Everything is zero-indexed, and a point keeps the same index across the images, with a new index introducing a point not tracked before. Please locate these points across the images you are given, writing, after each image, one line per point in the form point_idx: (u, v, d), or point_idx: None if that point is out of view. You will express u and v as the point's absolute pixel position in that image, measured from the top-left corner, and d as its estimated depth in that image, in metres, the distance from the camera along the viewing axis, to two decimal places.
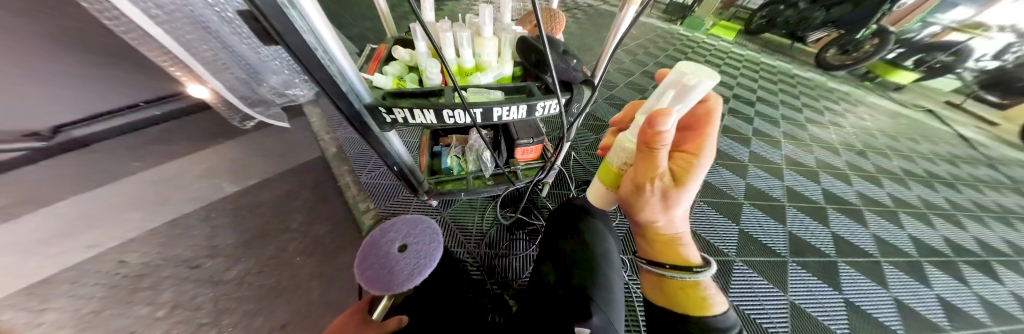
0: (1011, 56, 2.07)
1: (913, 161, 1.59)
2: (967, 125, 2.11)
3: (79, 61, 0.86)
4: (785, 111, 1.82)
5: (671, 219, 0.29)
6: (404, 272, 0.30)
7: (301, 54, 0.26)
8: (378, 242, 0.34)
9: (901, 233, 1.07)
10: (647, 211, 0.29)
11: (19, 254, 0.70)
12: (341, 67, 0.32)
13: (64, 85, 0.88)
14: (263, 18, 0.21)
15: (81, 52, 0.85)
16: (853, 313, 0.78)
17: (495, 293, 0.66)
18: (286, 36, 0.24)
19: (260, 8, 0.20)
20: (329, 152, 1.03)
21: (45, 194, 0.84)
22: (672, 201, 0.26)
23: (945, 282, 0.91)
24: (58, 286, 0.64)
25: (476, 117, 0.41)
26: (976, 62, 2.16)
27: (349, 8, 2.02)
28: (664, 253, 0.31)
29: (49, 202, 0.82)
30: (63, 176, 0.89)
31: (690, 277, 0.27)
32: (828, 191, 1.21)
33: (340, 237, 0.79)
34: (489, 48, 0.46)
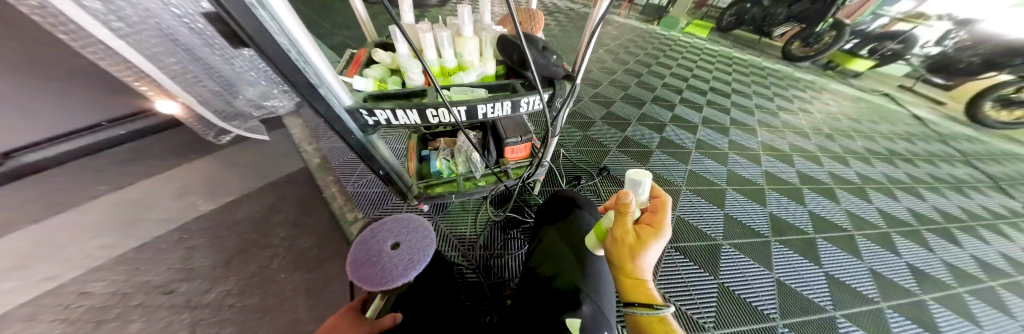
0: (951, 42, 2.23)
1: (875, 141, 1.71)
2: (919, 105, 2.31)
3: (33, 81, 0.81)
4: (758, 101, 1.93)
5: (642, 266, 0.30)
6: (398, 268, 0.29)
7: (274, 56, 0.26)
8: (368, 242, 0.33)
9: (871, 207, 1.15)
10: (619, 255, 0.31)
11: None
12: (317, 70, 0.31)
13: (16, 106, 0.82)
14: (231, 20, 0.21)
15: (31, 69, 0.79)
16: (834, 286, 0.82)
17: (493, 294, 0.65)
18: (256, 38, 0.23)
19: (226, 8, 0.19)
20: (313, 163, 1.00)
21: None
22: (640, 245, 0.29)
23: (912, 250, 0.98)
24: (7, 325, 0.59)
25: (460, 114, 0.42)
26: (920, 49, 2.34)
27: (329, 18, 1.99)
28: (629, 293, 0.29)
29: None
30: (15, 205, 0.81)
31: (654, 314, 0.26)
32: (802, 173, 1.28)
33: (327, 249, 0.76)
34: (470, 47, 0.46)
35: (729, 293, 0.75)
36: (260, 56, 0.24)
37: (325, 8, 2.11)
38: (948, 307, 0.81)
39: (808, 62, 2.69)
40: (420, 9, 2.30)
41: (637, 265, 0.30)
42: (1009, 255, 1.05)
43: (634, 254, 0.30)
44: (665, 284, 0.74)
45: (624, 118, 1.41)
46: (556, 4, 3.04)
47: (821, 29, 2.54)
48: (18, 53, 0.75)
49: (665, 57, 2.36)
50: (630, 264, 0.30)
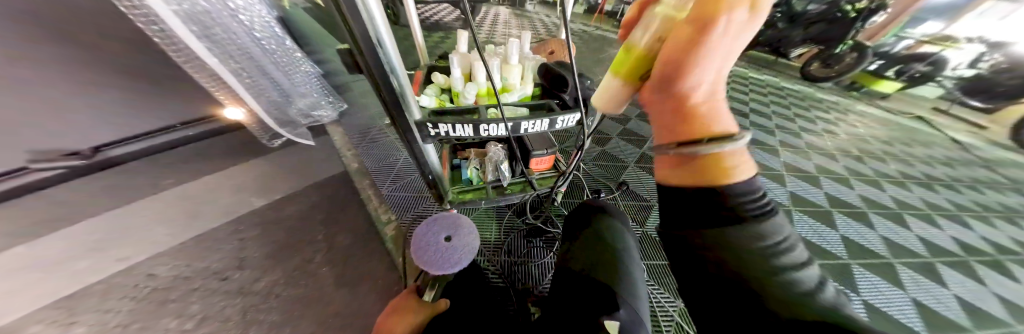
0: (985, 65, 2.18)
1: (910, 165, 1.64)
2: (957, 129, 2.19)
3: (135, 91, 0.97)
4: (778, 121, 1.91)
5: (714, 67, 0.19)
6: (452, 259, 0.41)
7: (378, 75, 0.34)
8: (426, 235, 0.43)
9: (910, 233, 1.09)
10: (680, 51, 0.19)
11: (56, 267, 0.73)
12: (403, 89, 0.39)
13: (119, 111, 0.97)
14: (355, 41, 0.29)
15: (132, 79, 0.94)
16: (872, 315, 0.78)
17: (518, 298, 0.68)
18: (368, 57, 0.31)
19: (353, 27, 0.28)
20: (351, 167, 1.09)
21: (83, 210, 0.89)
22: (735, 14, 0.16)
23: (960, 282, 0.92)
24: (90, 299, 0.68)
25: (507, 129, 0.48)
26: (953, 71, 2.27)
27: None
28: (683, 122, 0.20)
29: (86, 218, 0.86)
30: (100, 194, 0.94)
31: (724, 141, 0.17)
32: (830, 195, 1.24)
33: (364, 248, 0.81)
34: (515, 73, 0.54)
35: None
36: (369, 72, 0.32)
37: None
38: None
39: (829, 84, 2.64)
40: (447, 31, 2.53)
41: (709, 59, 0.18)
42: None
43: (716, 32, 0.17)
44: None
45: (641, 135, 1.45)
46: (571, 27, 3.23)
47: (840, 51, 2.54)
48: (128, 66, 0.91)
49: None
50: (694, 63, 0.18)
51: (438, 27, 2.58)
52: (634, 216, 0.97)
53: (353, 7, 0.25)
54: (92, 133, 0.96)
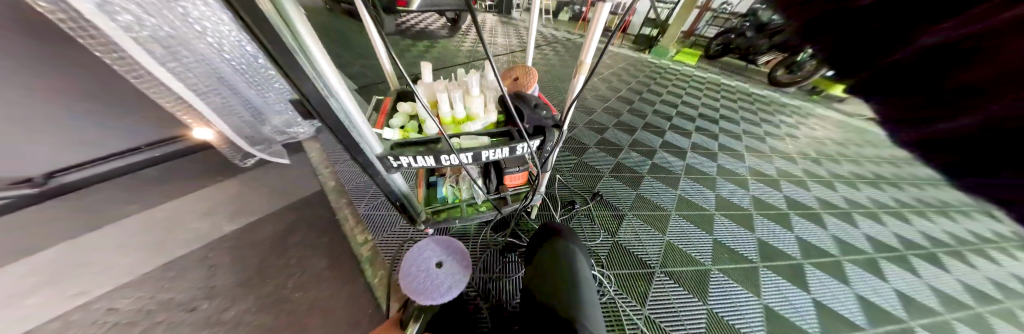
0: None
1: (861, 165, 1.79)
2: None
3: (101, 116, 0.91)
4: (745, 126, 2.05)
5: None
6: (444, 284, 0.42)
7: (331, 121, 0.36)
8: (419, 262, 0.45)
9: (856, 231, 1.20)
10: None
11: None
12: (361, 131, 0.41)
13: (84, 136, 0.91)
14: (303, 98, 0.31)
15: (103, 106, 0.90)
16: (821, 312, 0.85)
17: (492, 316, 0.70)
18: (317, 105, 0.32)
19: (304, 94, 0.30)
20: (329, 185, 1.08)
21: (27, 241, 0.82)
22: None
23: (899, 276, 1.01)
24: None
25: (467, 158, 0.51)
26: None
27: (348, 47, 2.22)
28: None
29: (35, 250, 0.81)
30: (48, 223, 0.87)
31: None
32: (789, 197, 1.34)
33: (339, 270, 0.81)
34: (477, 103, 0.56)
35: (718, 320, 0.78)
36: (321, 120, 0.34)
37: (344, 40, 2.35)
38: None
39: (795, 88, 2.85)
40: (431, 40, 2.55)
41: None
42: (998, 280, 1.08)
43: None
44: (657, 311, 0.77)
45: (617, 145, 1.51)
46: (554, 36, 3.34)
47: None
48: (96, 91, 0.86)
49: (655, 85, 2.56)
50: None
51: (422, 36, 2.60)
52: (606, 227, 1.01)
53: (298, 73, 0.26)
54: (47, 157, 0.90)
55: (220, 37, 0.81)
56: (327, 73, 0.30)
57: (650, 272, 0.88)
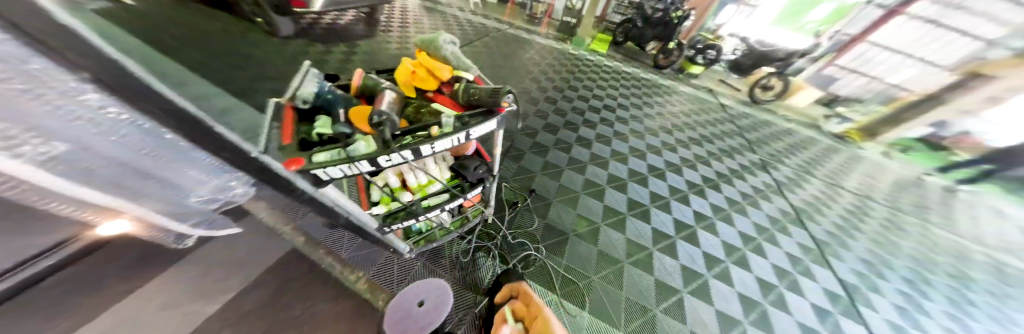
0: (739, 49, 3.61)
1: (695, 130, 2.79)
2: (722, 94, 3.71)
3: (29, 231, 0.71)
4: (633, 111, 2.79)
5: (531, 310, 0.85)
6: (422, 322, 0.60)
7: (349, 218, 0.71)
8: (401, 307, 0.62)
9: (680, 179, 2.03)
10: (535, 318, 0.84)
11: None
12: (366, 217, 0.73)
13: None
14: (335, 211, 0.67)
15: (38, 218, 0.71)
16: (656, 234, 1.54)
17: (473, 294, 1.06)
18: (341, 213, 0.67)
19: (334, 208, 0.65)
20: (298, 242, 1.15)
21: None
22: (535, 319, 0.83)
23: (697, 202, 1.87)
24: None
25: (437, 211, 0.81)
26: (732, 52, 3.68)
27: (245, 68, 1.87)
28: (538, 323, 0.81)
29: None
30: None
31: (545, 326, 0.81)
32: (651, 164, 2.08)
33: (342, 310, 0.96)
34: (434, 171, 0.80)
35: (603, 255, 1.34)
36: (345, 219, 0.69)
37: (238, 59, 1.96)
38: (704, 229, 1.67)
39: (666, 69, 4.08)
40: (354, 55, 2.41)
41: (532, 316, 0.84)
42: (742, 190, 2.13)
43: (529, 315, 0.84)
44: (570, 261, 1.28)
45: (545, 145, 1.96)
46: (483, 37, 3.52)
47: (672, 46, 3.82)
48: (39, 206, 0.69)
49: (574, 80, 3.11)
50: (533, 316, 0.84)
51: (344, 49, 2.43)
52: (540, 215, 1.46)
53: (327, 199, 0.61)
54: None
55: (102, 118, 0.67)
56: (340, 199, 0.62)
57: (566, 236, 1.39)
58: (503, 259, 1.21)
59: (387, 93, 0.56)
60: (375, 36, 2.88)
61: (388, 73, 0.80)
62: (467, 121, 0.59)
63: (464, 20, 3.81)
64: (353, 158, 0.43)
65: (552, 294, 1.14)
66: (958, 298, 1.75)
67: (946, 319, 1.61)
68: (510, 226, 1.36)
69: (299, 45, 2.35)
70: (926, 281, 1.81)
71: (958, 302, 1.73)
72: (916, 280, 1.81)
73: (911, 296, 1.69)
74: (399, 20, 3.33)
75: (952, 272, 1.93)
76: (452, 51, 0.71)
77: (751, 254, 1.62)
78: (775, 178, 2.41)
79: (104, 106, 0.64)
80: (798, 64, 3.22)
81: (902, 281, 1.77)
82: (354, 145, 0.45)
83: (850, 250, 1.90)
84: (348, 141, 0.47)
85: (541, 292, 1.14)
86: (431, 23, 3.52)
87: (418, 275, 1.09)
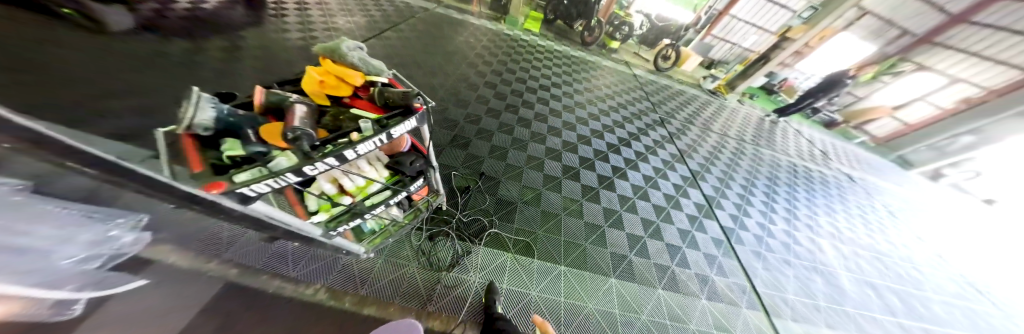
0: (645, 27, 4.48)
1: (614, 99, 3.33)
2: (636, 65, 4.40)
3: None
4: (565, 88, 3.12)
5: None
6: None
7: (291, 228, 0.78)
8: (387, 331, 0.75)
9: (602, 143, 2.48)
10: None
11: None
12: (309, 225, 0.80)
13: None
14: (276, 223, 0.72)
15: None
16: (584, 189, 1.92)
17: (437, 272, 1.20)
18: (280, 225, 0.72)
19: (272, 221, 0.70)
20: (230, 274, 1.00)
21: None
22: None
23: (615, 159, 2.35)
24: None
25: (381, 207, 0.92)
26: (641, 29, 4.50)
27: (53, 76, 1.32)
28: None
29: None
30: None
31: None
32: (579, 134, 2.47)
33: (311, 324, 0.93)
34: (370, 173, 0.84)
35: (546, 214, 1.64)
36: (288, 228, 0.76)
37: (26, 63, 1.34)
38: (619, 178, 2.16)
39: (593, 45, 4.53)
40: (242, 52, 1.97)
41: None
42: (647, 144, 2.74)
43: None
44: (521, 224, 1.52)
45: (490, 130, 2.08)
46: (409, 19, 3.23)
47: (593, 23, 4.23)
48: None
49: (511, 61, 3.22)
50: None
51: (225, 45, 1.96)
52: (492, 193, 1.62)
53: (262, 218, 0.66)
54: None
55: None
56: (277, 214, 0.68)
57: (515, 205, 1.61)
58: (461, 238, 1.36)
59: (298, 106, 0.60)
60: (264, 23, 2.34)
61: (291, 84, 0.77)
62: (386, 122, 0.66)
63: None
64: (274, 172, 0.50)
65: (506, 254, 1.37)
66: (766, 190, 2.75)
67: (758, 204, 2.56)
68: (465, 208, 1.49)
69: (143, 39, 1.75)
70: (751, 185, 2.76)
71: (765, 193, 2.72)
72: (746, 185, 2.75)
73: (741, 195, 2.61)
74: (294, 1, 2.75)
75: (769, 176, 2.96)
76: (359, 56, 0.75)
77: (651, 190, 2.20)
78: (669, 130, 3.15)
79: None
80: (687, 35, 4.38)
81: (738, 187, 2.69)
82: (275, 160, 0.51)
83: (711, 173, 2.74)
84: (265, 159, 0.52)
85: (496, 256, 1.34)
86: (340, 3, 3.01)
87: (380, 271, 1.15)
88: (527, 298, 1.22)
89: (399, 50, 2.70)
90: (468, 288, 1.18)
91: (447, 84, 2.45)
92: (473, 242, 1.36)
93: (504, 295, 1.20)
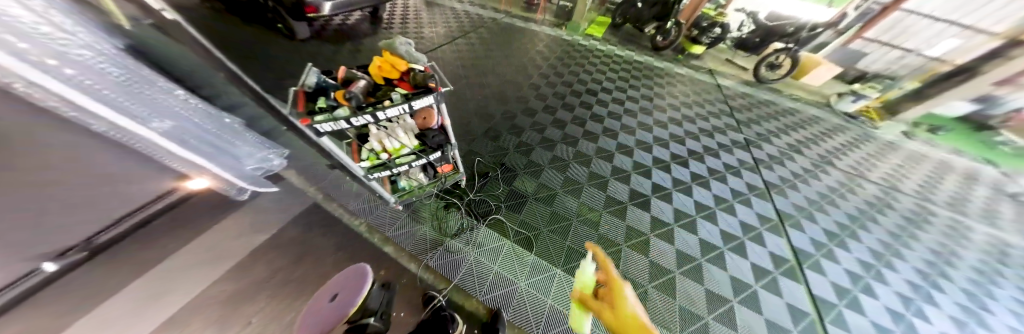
0: (745, 28, 3.30)
1: (680, 110, 2.79)
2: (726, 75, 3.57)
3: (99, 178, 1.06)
4: (616, 94, 2.86)
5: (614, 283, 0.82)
6: (345, 286, 0.87)
7: (349, 167, 1.10)
8: (354, 277, 0.88)
9: (648, 156, 2.08)
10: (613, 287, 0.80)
11: (131, 307, 1.03)
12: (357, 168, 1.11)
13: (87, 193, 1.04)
14: (341, 161, 1.04)
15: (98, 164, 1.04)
16: (610, 201, 1.66)
17: (442, 237, 1.39)
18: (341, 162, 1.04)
19: (339, 159, 1.03)
20: (318, 198, 1.49)
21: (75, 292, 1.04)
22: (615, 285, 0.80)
23: (661, 176, 1.91)
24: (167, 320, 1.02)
25: (407, 167, 1.16)
26: (738, 31, 3.36)
27: (275, 70, 2.29)
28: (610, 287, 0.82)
29: (88, 295, 1.04)
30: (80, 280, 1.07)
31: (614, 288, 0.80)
32: (620, 143, 2.16)
33: (350, 243, 1.31)
34: (402, 139, 1.09)
35: (557, 215, 1.55)
36: (345, 166, 1.08)
37: (267, 62, 2.36)
38: (662, 200, 1.72)
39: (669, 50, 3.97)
40: (361, 55, 2.78)
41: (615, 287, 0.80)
42: (714, 167, 2.11)
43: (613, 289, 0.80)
44: (527, 218, 1.52)
45: (522, 127, 2.18)
46: (478, 28, 3.72)
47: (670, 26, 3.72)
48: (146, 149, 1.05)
49: (562, 65, 3.23)
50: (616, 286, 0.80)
51: (353, 50, 2.81)
52: (506, 183, 1.71)
53: (333, 154, 0.98)
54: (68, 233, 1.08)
55: (101, 81, 0.86)
56: (340, 154, 0.99)
57: (525, 200, 1.62)
58: (470, 213, 1.52)
59: (360, 80, 0.87)
60: (378, 33, 3.19)
61: (364, 68, 1.08)
62: (411, 96, 0.87)
63: (461, 12, 3.99)
64: (336, 117, 0.76)
65: (506, 241, 1.41)
66: (946, 259, 1.67)
67: (953, 293, 1.49)
68: (478, 190, 1.64)
69: (315, 46, 2.73)
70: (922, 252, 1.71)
71: (971, 280, 1.56)
72: (904, 247, 1.72)
73: (879, 252, 1.68)
74: (400, 17, 3.60)
75: (983, 253, 1.72)
76: (406, 49, 1.00)
77: (702, 221, 1.64)
78: (754, 155, 2.34)
79: (95, 69, 0.85)
80: (822, 38, 2.72)
81: (875, 242, 1.75)
82: (338, 111, 0.78)
83: (827, 215, 1.92)
84: (334, 108, 0.79)
85: (495, 240, 1.41)
86: (429, 17, 3.75)
87: (403, 222, 1.43)
88: (512, 286, 1.23)
89: (463, 55, 3.13)
90: (465, 258, 1.31)
91: (494, 84, 2.71)
92: (477, 221, 1.48)
93: (492, 276, 1.26)
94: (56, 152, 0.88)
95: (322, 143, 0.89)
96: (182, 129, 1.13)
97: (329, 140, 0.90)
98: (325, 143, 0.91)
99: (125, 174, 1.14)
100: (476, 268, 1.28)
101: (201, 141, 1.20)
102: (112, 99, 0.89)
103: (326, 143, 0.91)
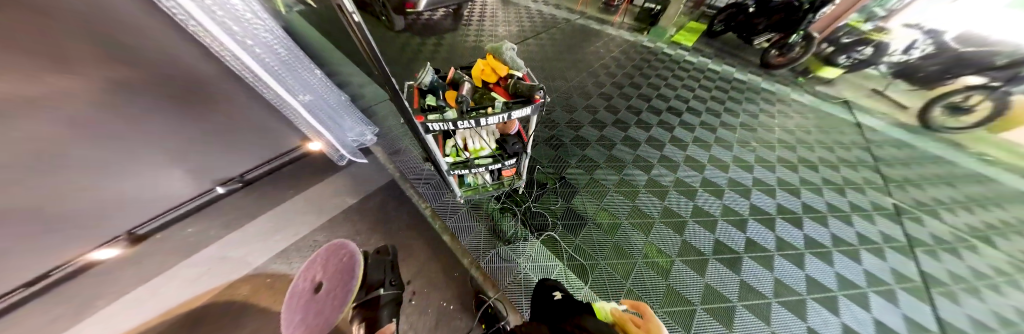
0: (917, 52, 2.38)
1: (793, 150, 2.19)
2: (873, 112, 2.67)
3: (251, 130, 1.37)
4: (705, 117, 2.43)
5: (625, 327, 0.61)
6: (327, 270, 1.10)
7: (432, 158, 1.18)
8: (336, 262, 1.11)
9: (741, 201, 1.72)
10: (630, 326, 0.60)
11: (262, 234, 1.34)
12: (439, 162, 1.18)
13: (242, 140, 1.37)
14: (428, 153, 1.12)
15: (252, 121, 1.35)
16: (684, 246, 1.43)
17: (496, 241, 1.39)
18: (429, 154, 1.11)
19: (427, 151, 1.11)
20: (395, 175, 1.67)
21: (233, 214, 1.40)
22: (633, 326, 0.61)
23: (757, 231, 1.56)
24: (283, 252, 1.29)
25: (482, 168, 1.18)
26: (889, 57, 2.54)
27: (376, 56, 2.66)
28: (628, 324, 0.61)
29: (240, 219, 1.38)
30: (237, 204, 1.43)
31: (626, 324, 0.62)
32: (706, 179, 1.84)
33: (415, 224, 1.43)
34: (485, 142, 1.11)
35: (618, 248, 1.40)
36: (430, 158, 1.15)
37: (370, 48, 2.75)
38: (756, 261, 1.41)
39: (785, 69, 3.11)
40: (443, 48, 3.02)
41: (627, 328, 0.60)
42: (838, 235, 1.61)
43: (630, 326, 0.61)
44: (585, 243, 1.41)
45: (587, 140, 2.03)
46: (552, 29, 3.64)
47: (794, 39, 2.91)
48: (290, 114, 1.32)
49: (640, 76, 2.89)
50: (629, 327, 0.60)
51: (436, 43, 3.07)
52: (566, 199, 1.62)
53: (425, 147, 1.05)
54: (234, 168, 1.44)
55: (274, 59, 1.09)
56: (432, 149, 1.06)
57: (584, 222, 1.51)
58: (525, 223, 1.49)
59: (466, 84, 0.89)
60: (457, 29, 3.40)
61: (465, 68, 1.12)
62: (511, 105, 0.85)
63: (535, 12, 3.95)
64: (445, 119, 0.79)
65: (559, 262, 1.33)
66: None
67: None
68: (536, 201, 1.60)
69: (406, 37, 3.07)
70: None
71: None
72: None
73: None
74: (478, 14, 3.76)
75: None
76: (510, 55, 0.99)
77: (814, 303, 1.27)
78: (908, 232, 1.70)
79: (274, 50, 1.09)
80: None
81: None
82: (447, 113, 0.81)
83: None
84: (443, 110, 0.83)
85: (547, 258, 1.35)
86: (504, 16, 3.82)
87: (462, 215, 1.49)
88: None
89: (534, 55, 3.11)
90: (515, 269, 1.29)
91: (561, 89, 2.61)
92: (532, 233, 1.44)
93: None
94: (173, 57, 0.95)
95: (421, 136, 0.96)
96: (316, 102, 1.37)
97: (426, 135, 0.96)
98: (423, 136, 0.97)
99: (267, 128, 1.45)
100: (524, 283, 1.24)
101: (324, 113, 1.44)
102: (279, 74, 1.12)
103: (424, 136, 0.98)
